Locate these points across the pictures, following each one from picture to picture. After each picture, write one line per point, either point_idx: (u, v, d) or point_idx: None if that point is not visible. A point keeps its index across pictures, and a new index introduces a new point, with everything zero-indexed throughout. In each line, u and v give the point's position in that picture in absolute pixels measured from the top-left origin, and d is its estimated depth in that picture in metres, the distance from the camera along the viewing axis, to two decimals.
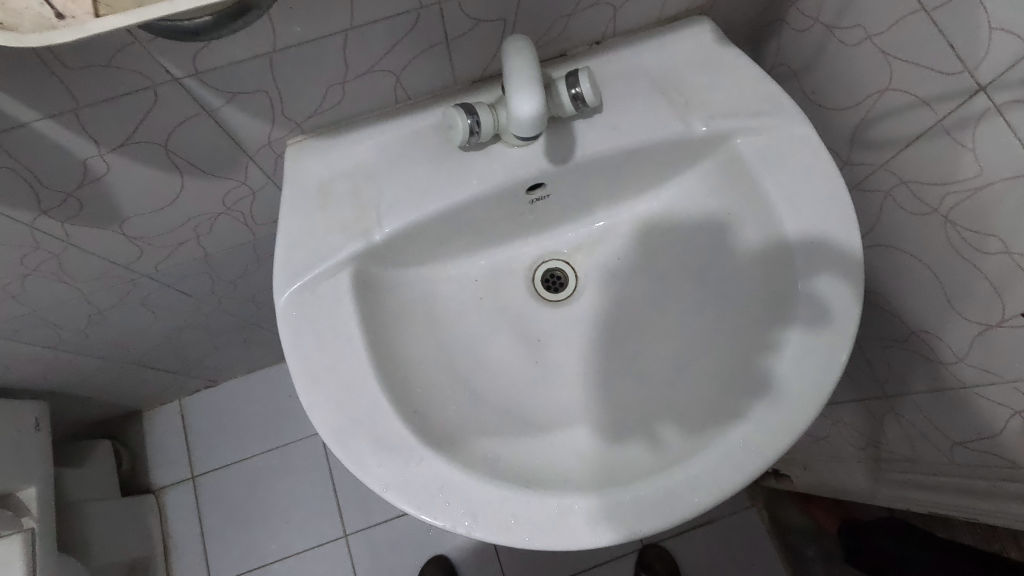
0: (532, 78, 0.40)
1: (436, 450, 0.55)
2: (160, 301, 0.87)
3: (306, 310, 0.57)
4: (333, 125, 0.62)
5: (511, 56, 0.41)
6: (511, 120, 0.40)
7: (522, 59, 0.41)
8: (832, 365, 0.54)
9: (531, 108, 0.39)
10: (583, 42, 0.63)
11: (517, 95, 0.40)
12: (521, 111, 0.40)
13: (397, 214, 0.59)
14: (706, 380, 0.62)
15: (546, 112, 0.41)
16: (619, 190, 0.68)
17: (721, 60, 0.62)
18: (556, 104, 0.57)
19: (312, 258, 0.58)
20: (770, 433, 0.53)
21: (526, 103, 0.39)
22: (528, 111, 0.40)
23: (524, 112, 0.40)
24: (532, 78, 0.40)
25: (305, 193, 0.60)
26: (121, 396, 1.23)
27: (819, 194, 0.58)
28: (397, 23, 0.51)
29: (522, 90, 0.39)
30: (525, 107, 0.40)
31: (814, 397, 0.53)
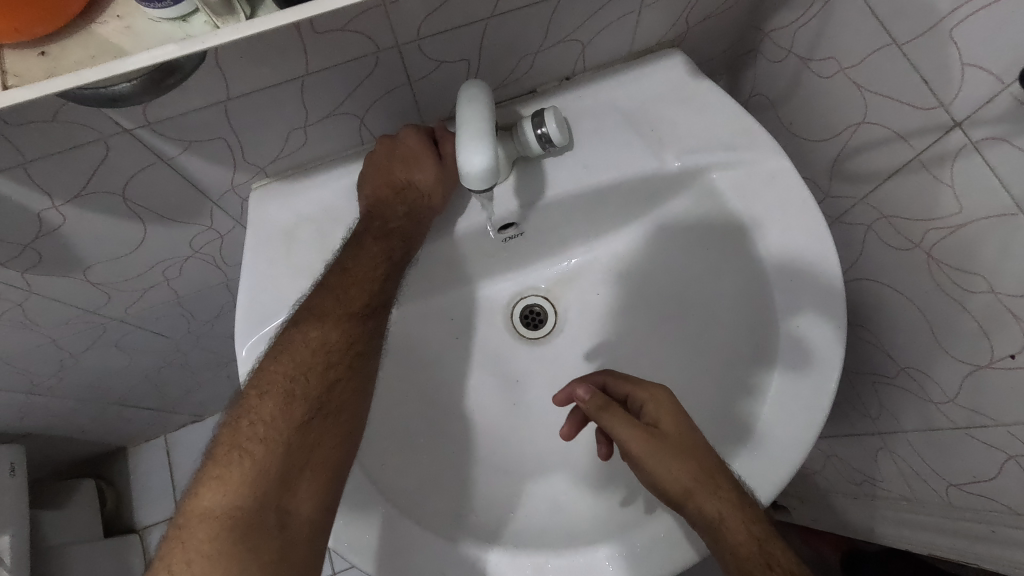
0: (485, 131, 0.40)
1: (406, 511, 0.53)
2: (135, 342, 0.85)
3: None
4: (298, 167, 0.60)
5: (466, 108, 0.41)
6: (460, 173, 0.40)
7: (476, 112, 0.41)
8: (816, 411, 0.51)
9: (482, 162, 0.39)
10: (553, 78, 0.61)
11: (468, 148, 0.39)
12: (472, 164, 0.39)
13: None
14: None
15: (497, 162, 0.40)
16: (595, 225, 0.66)
17: (693, 92, 0.61)
18: (523, 144, 0.56)
19: (275, 307, 0.56)
20: (753, 484, 0.51)
21: (477, 156, 0.39)
22: (478, 164, 0.39)
23: (475, 166, 0.39)
24: (485, 130, 0.40)
25: (269, 238, 0.58)
26: (104, 434, 1.21)
27: (798, 231, 0.56)
28: (355, 67, 0.50)
29: (473, 143, 0.39)
30: (475, 161, 0.39)
31: (797, 444, 0.51)
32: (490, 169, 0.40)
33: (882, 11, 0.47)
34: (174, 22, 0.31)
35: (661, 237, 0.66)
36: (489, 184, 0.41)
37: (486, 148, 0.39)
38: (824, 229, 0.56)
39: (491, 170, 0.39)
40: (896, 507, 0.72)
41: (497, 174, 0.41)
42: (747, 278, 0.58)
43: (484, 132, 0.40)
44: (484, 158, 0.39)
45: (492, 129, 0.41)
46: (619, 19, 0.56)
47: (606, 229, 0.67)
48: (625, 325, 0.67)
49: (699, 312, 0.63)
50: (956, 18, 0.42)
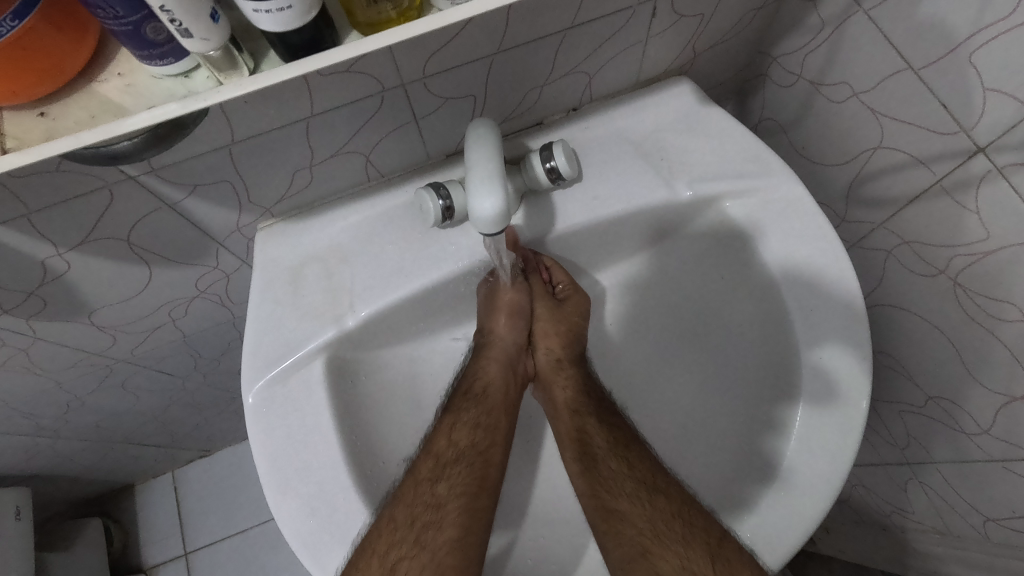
0: (496, 172, 0.39)
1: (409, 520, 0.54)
2: (140, 383, 0.84)
3: (274, 408, 0.53)
4: (303, 207, 0.59)
5: (477, 147, 0.40)
6: (472, 215, 0.38)
7: (486, 152, 0.40)
8: (846, 447, 0.49)
9: (494, 204, 0.38)
10: (560, 109, 0.61)
11: (480, 187, 0.38)
12: (484, 206, 0.38)
13: (370, 297, 0.56)
14: (708, 460, 0.57)
15: (508, 205, 0.39)
16: (606, 255, 0.65)
17: (703, 120, 0.60)
18: (531, 177, 0.55)
19: (281, 350, 0.55)
20: (783, 527, 0.48)
21: (489, 197, 0.38)
22: (491, 206, 0.38)
23: (487, 208, 0.38)
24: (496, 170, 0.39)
25: (275, 279, 0.57)
26: (110, 472, 1.20)
27: (817, 260, 0.54)
28: (360, 107, 0.49)
29: (485, 186, 0.38)
30: (487, 204, 0.38)
31: (825, 484, 0.48)
32: (504, 208, 0.39)
33: (896, 36, 0.46)
34: (178, 77, 0.32)
35: (673, 266, 0.64)
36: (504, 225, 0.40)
37: (498, 190, 0.38)
38: (843, 256, 0.54)
39: (502, 211, 0.39)
40: (929, 540, 0.69)
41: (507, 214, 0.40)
42: (765, 307, 0.57)
43: (495, 172, 0.39)
44: (497, 199, 0.38)
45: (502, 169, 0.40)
46: (626, 50, 0.56)
47: (615, 258, 0.66)
48: (641, 359, 0.66)
49: (716, 343, 0.61)
50: (974, 43, 0.41)
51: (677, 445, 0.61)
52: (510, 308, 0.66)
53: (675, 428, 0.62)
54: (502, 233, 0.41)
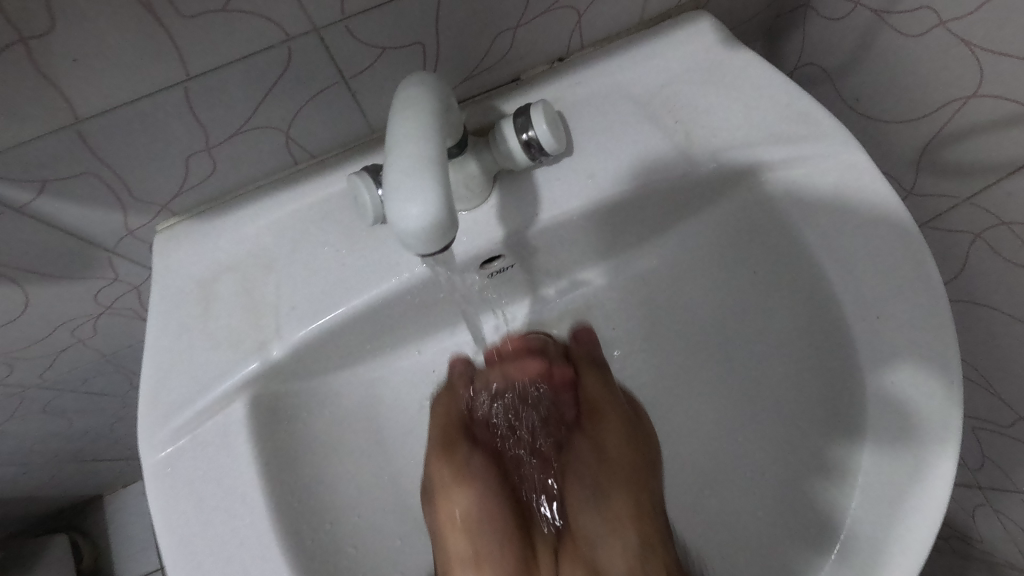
0: (429, 158, 0.25)
1: None
2: (68, 405, 0.72)
3: (182, 467, 0.41)
4: (214, 201, 0.46)
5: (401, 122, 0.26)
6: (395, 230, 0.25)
7: (416, 129, 0.26)
8: (930, 505, 0.36)
9: (424, 209, 0.25)
10: (541, 61, 0.47)
11: (401, 183, 0.25)
12: (408, 213, 0.25)
13: (300, 318, 0.44)
14: (740, 502, 0.45)
15: (447, 208, 0.25)
16: (607, 247, 0.52)
17: (727, 68, 0.46)
18: (503, 153, 0.41)
19: (189, 390, 0.43)
20: None
21: (415, 201, 0.25)
22: (419, 213, 0.25)
23: (413, 217, 0.25)
24: (430, 156, 0.25)
25: (181, 297, 0.45)
26: (70, 489, 1.09)
27: (882, 248, 0.41)
28: (260, 63, 0.36)
29: (408, 181, 0.25)
30: (413, 209, 0.25)
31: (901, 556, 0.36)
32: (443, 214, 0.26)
33: None
34: None
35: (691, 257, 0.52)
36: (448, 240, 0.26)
37: (430, 187, 0.25)
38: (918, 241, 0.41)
39: (439, 221, 0.25)
40: None
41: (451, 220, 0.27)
42: (808, 309, 0.44)
43: (429, 159, 0.25)
44: (428, 202, 0.25)
45: (442, 153, 0.26)
46: None
47: (619, 248, 0.53)
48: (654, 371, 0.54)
49: (747, 353, 0.48)
50: None
51: (689, 477, 0.49)
52: (462, 503, 0.47)
53: (694, 457, 0.50)
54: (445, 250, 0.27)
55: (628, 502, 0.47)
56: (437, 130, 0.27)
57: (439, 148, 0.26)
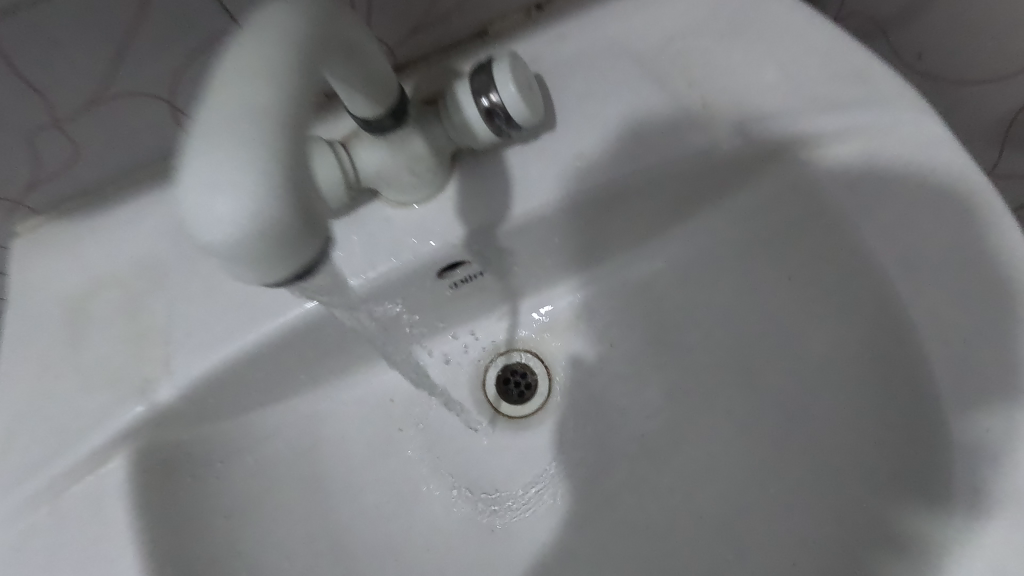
0: (250, 133, 0.18)
1: None
2: None
3: (37, 549, 0.31)
4: (88, 194, 0.35)
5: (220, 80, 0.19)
6: (200, 238, 0.19)
7: (244, 86, 0.19)
8: None
9: (226, 211, 0.18)
10: (514, 7, 0.36)
11: (203, 171, 0.18)
12: (210, 214, 0.18)
13: (198, 348, 0.33)
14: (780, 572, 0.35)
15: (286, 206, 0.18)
16: (604, 247, 0.41)
17: (757, 14, 0.35)
18: (459, 126, 0.30)
19: (49, 446, 0.32)
20: None
21: (217, 199, 0.18)
22: (224, 215, 0.18)
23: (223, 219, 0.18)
24: (249, 129, 0.18)
25: (44, 320, 0.34)
26: None
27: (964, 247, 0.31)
28: None
29: (215, 169, 0.18)
30: (219, 208, 0.18)
31: None
32: (269, 216, 0.18)
33: None
34: None
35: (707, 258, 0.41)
36: (290, 252, 0.19)
37: (250, 175, 0.18)
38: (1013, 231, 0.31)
39: (264, 226, 0.18)
40: None
41: (300, 220, 0.19)
42: (867, 326, 0.33)
43: (246, 134, 0.18)
44: (238, 202, 0.18)
45: (282, 121, 0.18)
46: None
47: (616, 248, 0.42)
48: None
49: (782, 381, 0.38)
50: None
51: (700, 540, 0.38)
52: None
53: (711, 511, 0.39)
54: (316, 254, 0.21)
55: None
56: (278, 85, 0.19)
57: (276, 118, 0.18)
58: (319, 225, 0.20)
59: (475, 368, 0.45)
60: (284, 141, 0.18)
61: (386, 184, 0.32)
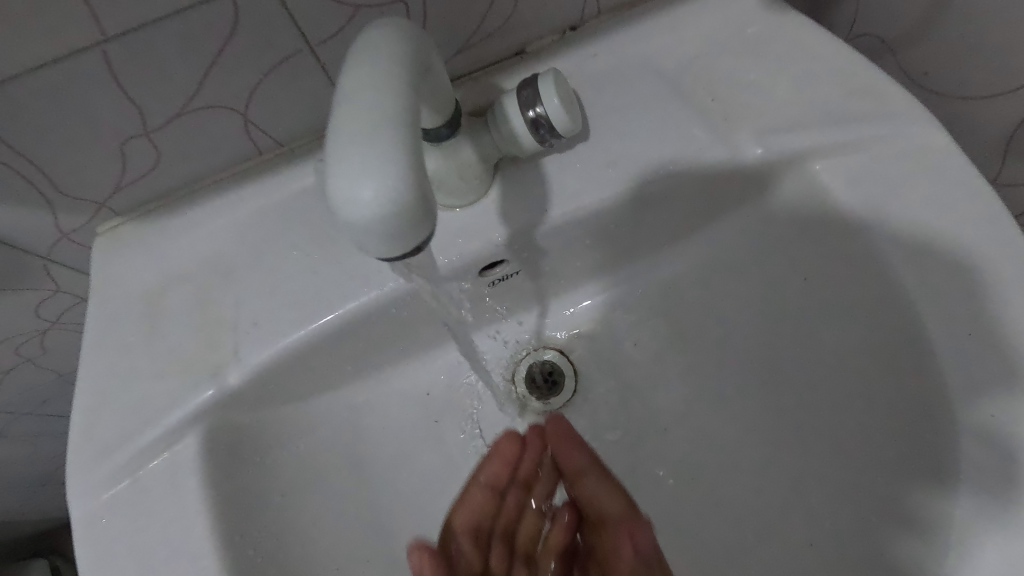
0: (387, 126, 0.20)
1: None
2: (29, 427, 0.65)
3: (120, 517, 0.35)
4: (163, 197, 0.39)
5: (357, 83, 0.21)
6: (338, 218, 0.20)
7: (358, 89, 0.21)
8: None
9: (375, 192, 0.19)
10: (551, 28, 0.39)
11: (345, 159, 0.19)
12: (358, 198, 0.19)
13: (264, 337, 0.37)
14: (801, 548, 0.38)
15: (421, 198, 0.20)
16: (631, 250, 0.44)
17: (774, 35, 0.39)
18: (506, 136, 0.34)
19: (130, 424, 0.36)
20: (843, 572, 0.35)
21: (378, 180, 0.19)
22: (371, 202, 0.19)
23: (366, 202, 0.19)
24: (385, 121, 0.20)
25: (124, 312, 0.38)
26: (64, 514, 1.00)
27: (956, 248, 0.34)
28: (200, 24, 0.29)
29: (356, 156, 0.19)
30: (365, 194, 0.20)
31: None
32: (403, 200, 0.20)
33: None
34: None
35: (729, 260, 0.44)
36: (417, 238, 0.21)
37: (385, 164, 0.19)
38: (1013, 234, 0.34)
39: (394, 213, 0.20)
40: None
41: (425, 202, 0.20)
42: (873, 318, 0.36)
43: (387, 124, 0.20)
44: (391, 186, 0.19)
45: (408, 115, 0.20)
46: None
47: (642, 251, 0.45)
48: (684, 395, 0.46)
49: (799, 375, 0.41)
50: None
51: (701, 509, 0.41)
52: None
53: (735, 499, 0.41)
54: (411, 251, 0.22)
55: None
56: (395, 87, 0.21)
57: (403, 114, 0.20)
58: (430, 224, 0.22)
59: (508, 364, 0.48)
60: (411, 131, 0.20)
61: (438, 188, 0.35)
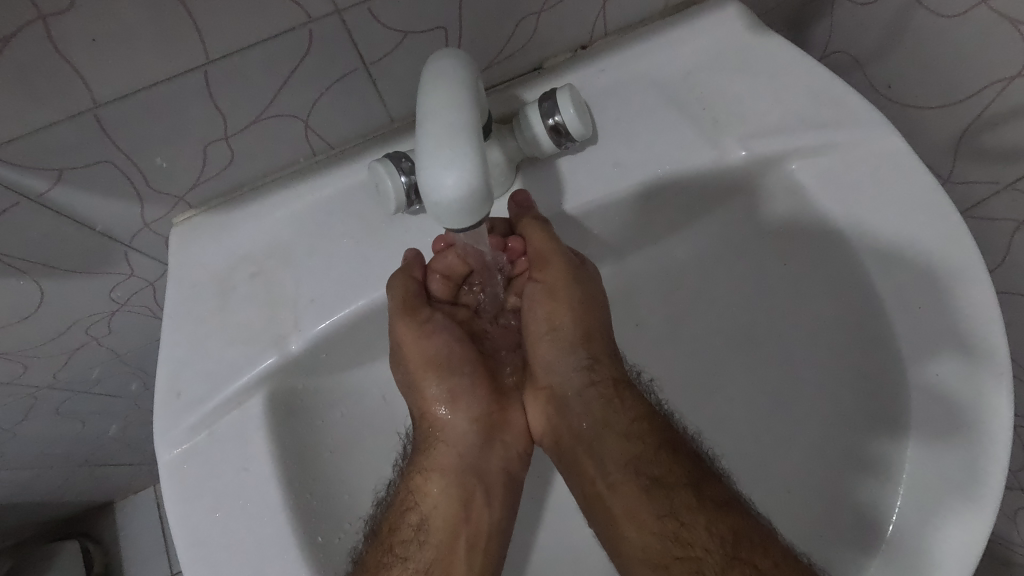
0: (465, 130, 0.26)
1: None
2: (82, 406, 0.71)
3: (199, 463, 0.40)
4: (231, 192, 0.45)
5: (433, 97, 0.27)
6: (425, 195, 0.26)
7: (440, 99, 0.27)
8: (986, 491, 0.35)
9: (456, 180, 0.26)
10: (564, 48, 0.45)
11: (433, 155, 0.26)
12: (444, 184, 0.26)
13: (320, 311, 0.43)
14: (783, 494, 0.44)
15: (485, 184, 0.27)
16: (634, 240, 0.51)
17: (756, 53, 0.45)
18: (529, 140, 0.40)
19: (206, 385, 0.42)
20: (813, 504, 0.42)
21: (461, 171, 0.26)
22: (453, 187, 0.26)
23: (448, 187, 0.26)
24: (464, 126, 0.26)
25: (199, 291, 0.44)
26: (95, 497, 1.06)
27: (909, 234, 0.40)
28: (281, 48, 0.35)
29: (444, 152, 0.26)
30: (447, 180, 0.26)
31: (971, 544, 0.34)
32: (474, 184, 0.26)
33: None
34: None
35: (720, 248, 0.50)
36: (480, 216, 0.28)
37: (465, 159, 0.26)
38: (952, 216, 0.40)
39: (469, 197, 0.26)
40: None
41: (488, 187, 0.27)
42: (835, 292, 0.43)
43: (465, 130, 0.26)
44: (470, 175, 0.26)
45: (477, 123, 0.27)
46: None
47: (641, 242, 0.51)
48: (679, 368, 0.52)
49: (780, 347, 0.47)
50: None
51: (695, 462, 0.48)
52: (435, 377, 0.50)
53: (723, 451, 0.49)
54: (474, 224, 0.28)
55: (596, 425, 0.49)
56: (468, 100, 0.27)
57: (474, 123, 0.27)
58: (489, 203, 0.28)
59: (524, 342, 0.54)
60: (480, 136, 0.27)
61: None
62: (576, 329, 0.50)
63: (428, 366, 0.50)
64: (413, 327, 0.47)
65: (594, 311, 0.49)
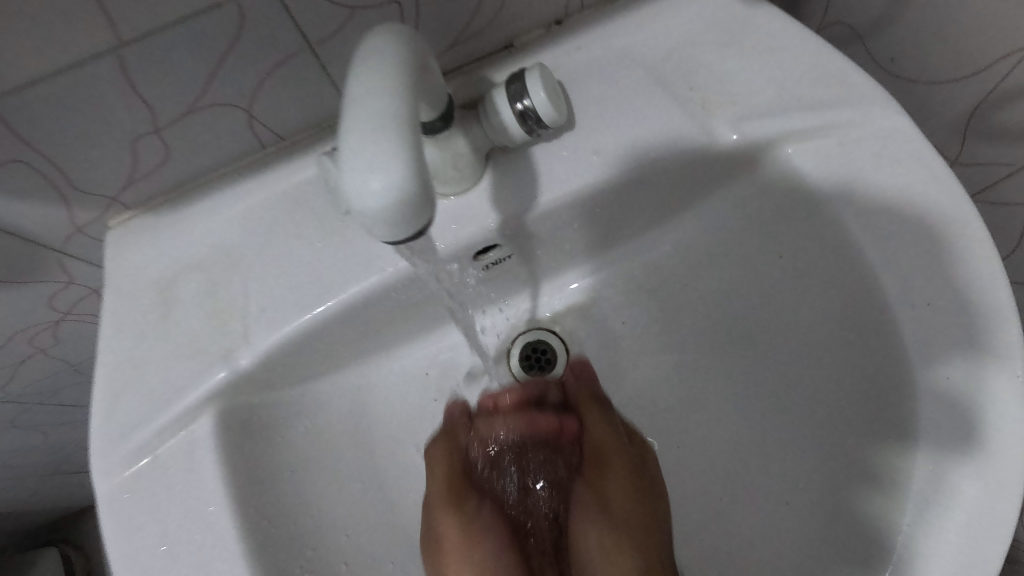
0: (392, 120, 0.22)
1: None
2: (40, 417, 0.67)
3: (141, 492, 0.37)
4: (172, 190, 0.41)
5: (363, 86, 0.23)
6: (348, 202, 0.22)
7: (367, 84, 0.23)
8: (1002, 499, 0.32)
9: (384, 184, 0.22)
10: (536, 24, 0.41)
11: (358, 156, 0.22)
12: (368, 186, 0.22)
13: (271, 321, 0.39)
14: (782, 506, 0.41)
15: (423, 187, 0.23)
16: (617, 233, 0.47)
17: (746, 26, 0.41)
18: (496, 127, 0.36)
19: (148, 405, 0.38)
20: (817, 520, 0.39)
21: (389, 170, 0.22)
22: (381, 193, 0.22)
23: (376, 193, 0.22)
24: (391, 114, 0.22)
25: (138, 301, 0.40)
26: (70, 504, 1.02)
27: (916, 223, 0.36)
28: (207, 28, 0.31)
29: (368, 150, 0.22)
30: (375, 184, 0.22)
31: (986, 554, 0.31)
32: (408, 190, 0.22)
33: None
34: None
35: (711, 240, 0.46)
36: (421, 223, 0.24)
37: (392, 155, 0.22)
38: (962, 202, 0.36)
39: (400, 201, 0.22)
40: None
41: (427, 191, 0.23)
42: (839, 290, 0.39)
43: (395, 118, 0.22)
44: (399, 175, 0.22)
45: (412, 110, 0.23)
46: None
47: (626, 235, 0.47)
48: (669, 370, 0.48)
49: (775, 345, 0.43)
50: None
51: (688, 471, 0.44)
52: (453, 518, 0.41)
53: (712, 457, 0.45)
54: (415, 236, 0.24)
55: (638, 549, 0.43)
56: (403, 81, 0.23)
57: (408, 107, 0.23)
58: (430, 210, 0.24)
59: (504, 343, 0.50)
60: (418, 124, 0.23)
61: (434, 177, 0.37)
62: (618, 471, 0.42)
63: (450, 496, 0.42)
64: (443, 448, 0.44)
65: (643, 447, 0.44)
